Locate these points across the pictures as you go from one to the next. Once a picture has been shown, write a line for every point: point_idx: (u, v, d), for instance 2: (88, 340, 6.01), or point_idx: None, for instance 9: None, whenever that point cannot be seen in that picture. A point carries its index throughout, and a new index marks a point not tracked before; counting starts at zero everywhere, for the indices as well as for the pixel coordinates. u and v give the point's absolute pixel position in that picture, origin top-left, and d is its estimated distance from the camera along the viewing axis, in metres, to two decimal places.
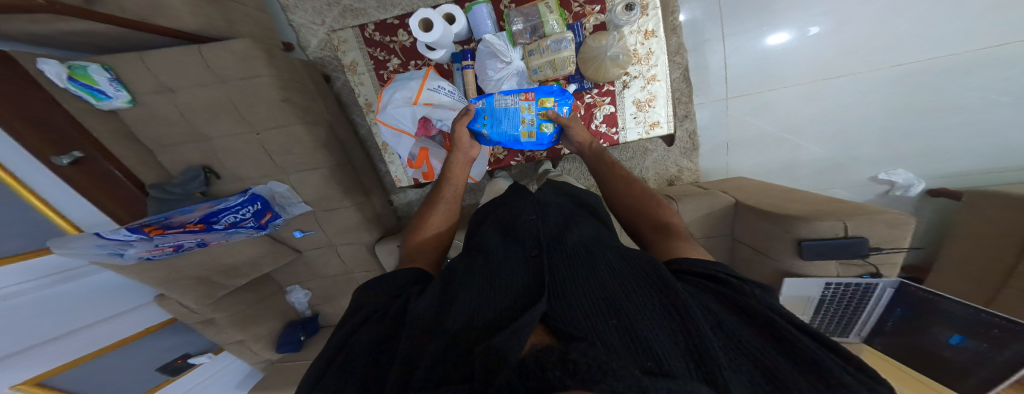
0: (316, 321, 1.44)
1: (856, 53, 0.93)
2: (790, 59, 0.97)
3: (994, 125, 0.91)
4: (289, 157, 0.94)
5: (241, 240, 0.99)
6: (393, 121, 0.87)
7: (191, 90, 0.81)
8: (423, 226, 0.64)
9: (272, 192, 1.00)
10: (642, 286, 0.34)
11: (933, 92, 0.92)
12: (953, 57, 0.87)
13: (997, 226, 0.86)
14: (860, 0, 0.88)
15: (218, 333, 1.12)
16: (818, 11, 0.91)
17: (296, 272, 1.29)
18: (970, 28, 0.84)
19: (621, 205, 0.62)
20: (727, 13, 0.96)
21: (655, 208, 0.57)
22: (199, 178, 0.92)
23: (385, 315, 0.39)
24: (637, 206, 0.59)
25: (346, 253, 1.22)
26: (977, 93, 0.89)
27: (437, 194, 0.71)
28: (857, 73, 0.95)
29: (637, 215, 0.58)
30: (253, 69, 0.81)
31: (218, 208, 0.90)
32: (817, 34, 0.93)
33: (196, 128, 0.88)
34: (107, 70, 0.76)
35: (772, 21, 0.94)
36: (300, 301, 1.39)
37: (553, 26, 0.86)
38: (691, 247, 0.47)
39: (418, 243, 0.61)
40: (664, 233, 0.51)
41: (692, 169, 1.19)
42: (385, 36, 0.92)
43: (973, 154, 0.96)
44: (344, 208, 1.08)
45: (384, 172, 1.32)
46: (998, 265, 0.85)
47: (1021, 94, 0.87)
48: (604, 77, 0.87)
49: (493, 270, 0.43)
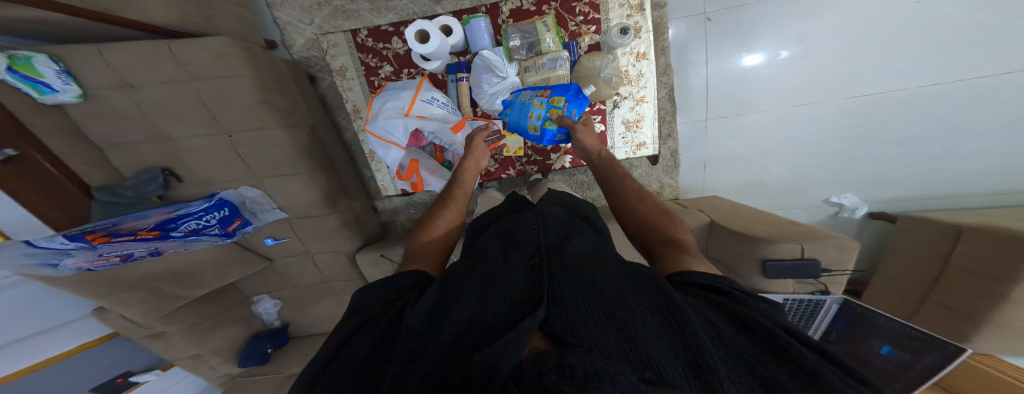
0: (286, 332, 1.35)
1: (821, 80, 1.02)
2: (764, 80, 1.05)
3: (923, 158, 1.05)
4: (265, 161, 0.87)
5: (202, 248, 0.91)
6: (383, 132, 0.84)
7: (157, 87, 0.74)
8: (438, 221, 0.63)
9: (243, 198, 0.93)
10: (642, 297, 0.34)
11: (876, 126, 1.05)
12: (900, 91, 0.99)
13: (921, 248, 0.99)
14: (825, 35, 0.97)
15: (168, 349, 1.02)
16: (788, 36, 0.99)
17: (267, 280, 1.21)
18: (908, 69, 0.96)
19: (630, 218, 0.62)
20: (711, 38, 1.02)
21: (663, 222, 0.57)
22: (156, 180, 0.84)
23: (379, 323, 0.38)
24: (644, 219, 0.59)
25: (323, 261, 1.16)
26: (911, 127, 1.02)
27: (450, 194, 0.69)
28: (818, 102, 1.05)
29: (646, 228, 0.58)
30: (230, 68, 0.75)
31: (179, 213, 0.83)
32: (787, 58, 1.01)
33: (158, 128, 0.79)
34: (55, 61, 0.67)
35: (748, 45, 1.01)
36: (269, 311, 1.30)
37: (550, 43, 0.88)
38: (701, 265, 0.46)
39: (428, 241, 0.59)
40: (669, 247, 0.51)
41: (672, 186, 1.26)
42: (379, 42, 0.90)
43: (902, 184, 1.10)
44: (323, 215, 1.02)
45: (369, 177, 1.26)
46: (920, 283, 0.99)
47: (948, 130, 1.00)
48: (598, 96, 0.91)
49: (492, 277, 0.42)
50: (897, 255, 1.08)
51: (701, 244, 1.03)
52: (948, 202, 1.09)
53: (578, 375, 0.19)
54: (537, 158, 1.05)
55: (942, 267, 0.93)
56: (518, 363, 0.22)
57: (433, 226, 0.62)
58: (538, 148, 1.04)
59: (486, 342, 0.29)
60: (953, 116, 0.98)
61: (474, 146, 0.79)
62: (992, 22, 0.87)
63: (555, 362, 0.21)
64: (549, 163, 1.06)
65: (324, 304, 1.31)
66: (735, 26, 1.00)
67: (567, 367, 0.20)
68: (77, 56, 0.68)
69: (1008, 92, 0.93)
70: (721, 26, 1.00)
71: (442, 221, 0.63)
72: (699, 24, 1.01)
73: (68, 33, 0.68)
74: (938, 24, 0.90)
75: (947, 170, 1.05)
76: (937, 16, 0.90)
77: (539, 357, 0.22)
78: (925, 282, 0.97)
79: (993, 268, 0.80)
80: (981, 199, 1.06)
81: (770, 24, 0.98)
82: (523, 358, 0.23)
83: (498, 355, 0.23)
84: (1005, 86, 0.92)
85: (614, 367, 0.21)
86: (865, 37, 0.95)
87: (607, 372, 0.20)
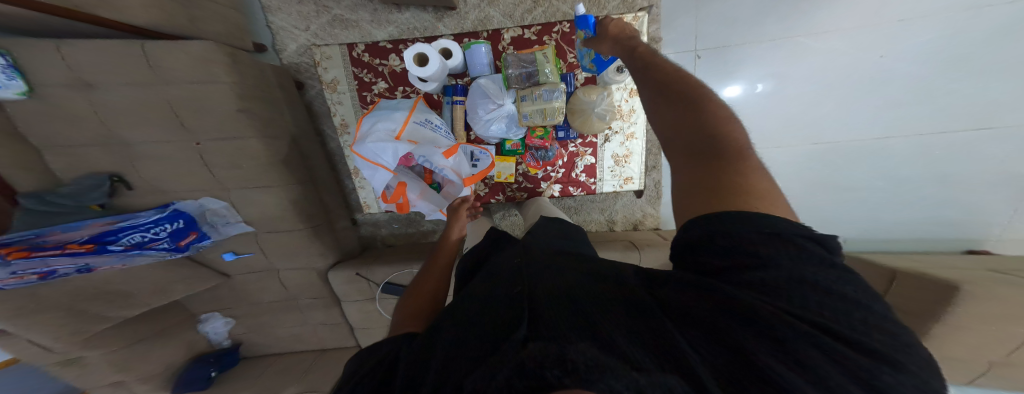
0: (237, 353, 1.22)
1: (794, 126, 0.97)
2: (737, 112, 0.97)
3: (869, 202, 1.05)
4: (235, 172, 0.80)
5: (145, 263, 0.80)
6: (371, 154, 0.81)
7: (125, 89, 0.68)
8: (421, 290, 0.56)
9: (203, 209, 0.84)
10: (621, 291, 0.34)
11: (838, 170, 1.02)
12: (856, 142, 0.97)
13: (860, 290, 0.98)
14: (803, 79, 0.92)
15: (85, 376, 0.87)
16: (761, 72, 0.92)
17: (221, 298, 1.08)
18: (875, 117, 0.93)
19: (664, 116, 0.42)
20: (699, 77, 0.95)
21: (709, 124, 0.38)
22: (100, 188, 0.73)
23: (370, 373, 0.34)
24: (679, 116, 0.40)
25: (290, 278, 1.07)
26: (865, 179, 1.02)
27: (433, 259, 0.67)
28: (790, 145, 1.00)
29: (683, 128, 0.39)
30: (208, 74, 0.70)
31: (121, 225, 0.73)
32: (763, 93, 0.94)
33: (114, 131, 0.71)
34: (2, 55, 0.59)
35: (725, 77, 0.94)
36: (218, 331, 1.16)
37: (547, 75, 0.87)
38: (753, 188, 0.32)
39: (412, 309, 0.51)
40: (703, 161, 0.36)
41: (653, 216, 1.31)
42: (375, 58, 0.91)
43: (857, 223, 1.09)
44: (294, 230, 0.95)
45: (350, 189, 1.20)
46: None
47: (892, 180, 1.00)
48: (589, 129, 0.91)
49: (477, 296, 0.41)
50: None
51: None
52: (906, 244, 1.08)
53: (580, 374, 0.19)
54: (527, 185, 1.05)
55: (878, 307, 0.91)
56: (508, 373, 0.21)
57: (414, 297, 0.55)
58: (530, 176, 1.03)
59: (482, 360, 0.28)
60: (919, 173, 0.98)
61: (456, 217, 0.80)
62: (952, 82, 0.86)
63: (557, 357, 0.20)
64: (539, 191, 1.06)
65: (285, 322, 1.21)
66: (724, 68, 0.93)
67: (570, 361, 0.20)
68: (36, 49, 0.62)
69: (969, 153, 0.92)
70: (711, 65, 0.93)
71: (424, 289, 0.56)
72: (689, 60, 0.94)
73: (20, 22, 0.60)
74: (910, 81, 0.88)
75: (887, 218, 1.06)
76: (901, 74, 0.88)
77: (539, 353, 0.22)
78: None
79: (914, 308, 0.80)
80: (916, 244, 1.08)
81: (756, 62, 0.92)
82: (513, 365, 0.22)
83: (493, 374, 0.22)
84: (967, 145, 0.92)
85: (612, 363, 0.21)
86: (839, 88, 0.92)
87: (610, 370, 0.20)
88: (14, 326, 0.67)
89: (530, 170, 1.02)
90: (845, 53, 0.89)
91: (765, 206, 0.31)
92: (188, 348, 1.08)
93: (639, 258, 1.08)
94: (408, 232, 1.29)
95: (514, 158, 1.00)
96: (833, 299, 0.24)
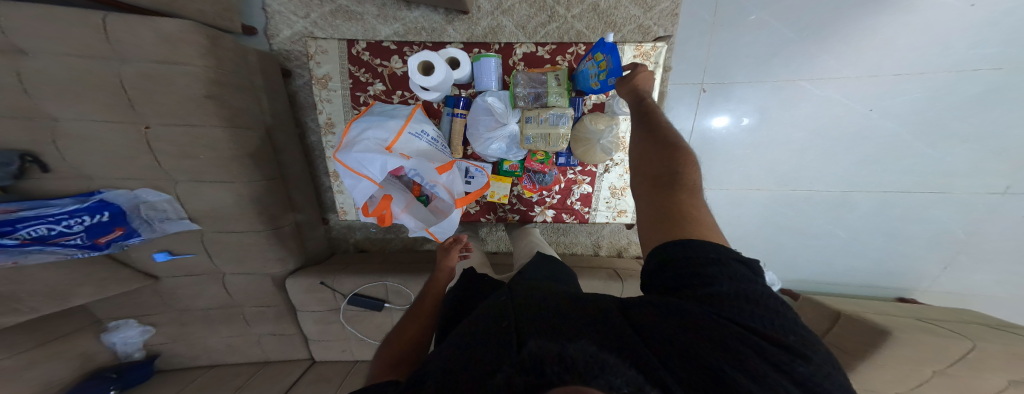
0: (152, 366, 1.02)
1: (775, 171, 1.04)
2: (725, 143, 1.02)
3: (829, 249, 1.14)
4: (188, 162, 0.68)
5: (40, 262, 0.65)
6: (356, 164, 0.72)
7: (64, 60, 0.56)
8: (406, 329, 0.54)
9: (138, 202, 0.71)
10: (596, 319, 0.33)
11: (805, 218, 1.10)
12: (825, 193, 1.06)
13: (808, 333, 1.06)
14: (792, 126, 0.98)
15: None
16: (749, 106, 0.97)
17: (144, 301, 0.91)
18: (847, 170, 1.01)
19: (639, 152, 0.48)
20: (701, 108, 0.99)
21: (676, 161, 0.43)
22: (6, 167, 0.55)
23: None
24: (652, 154, 0.46)
25: (237, 284, 0.92)
26: (829, 228, 1.11)
27: (419, 304, 0.61)
28: (770, 189, 1.07)
29: (646, 158, 0.46)
30: (179, 54, 0.61)
31: (25, 214, 0.58)
32: (746, 127, 1.00)
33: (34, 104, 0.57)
34: None
35: (720, 105, 0.98)
36: (128, 342, 0.96)
37: (556, 98, 0.87)
38: (692, 211, 0.38)
39: (392, 354, 0.48)
40: (665, 190, 0.41)
41: (638, 244, 1.33)
42: (376, 58, 0.85)
43: (811, 269, 1.21)
44: (251, 232, 0.82)
45: (326, 188, 1.09)
46: None
47: (851, 232, 1.11)
48: (591, 159, 0.91)
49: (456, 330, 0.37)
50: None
51: None
52: (850, 289, 1.21)
53: (581, 371, 0.18)
54: (520, 207, 1.02)
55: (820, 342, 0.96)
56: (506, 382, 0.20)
57: (394, 339, 0.52)
58: (524, 198, 1.01)
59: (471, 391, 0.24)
60: (870, 225, 1.09)
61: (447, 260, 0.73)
62: (915, 146, 0.95)
63: (556, 355, 0.20)
64: (532, 214, 1.03)
65: (220, 333, 1.03)
66: (725, 103, 0.98)
67: (568, 359, 0.19)
68: None
69: (918, 213, 1.03)
70: (713, 100, 0.98)
71: (405, 333, 0.53)
72: (694, 93, 0.98)
73: None
74: (883, 139, 0.96)
75: (840, 266, 1.18)
76: (883, 132, 0.95)
77: (540, 352, 0.21)
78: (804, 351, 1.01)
79: (857, 348, 0.85)
80: (861, 289, 1.21)
81: (753, 98, 0.96)
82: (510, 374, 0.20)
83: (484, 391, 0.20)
84: (918, 205, 1.02)
85: (606, 359, 0.21)
86: (824, 136, 0.98)
87: (605, 364, 0.19)
88: None
89: (525, 192, 1.00)
90: (840, 103, 0.94)
91: (710, 236, 0.35)
92: (87, 362, 0.87)
93: (622, 289, 1.07)
94: (384, 238, 1.19)
95: (510, 179, 0.97)
96: (760, 309, 0.27)
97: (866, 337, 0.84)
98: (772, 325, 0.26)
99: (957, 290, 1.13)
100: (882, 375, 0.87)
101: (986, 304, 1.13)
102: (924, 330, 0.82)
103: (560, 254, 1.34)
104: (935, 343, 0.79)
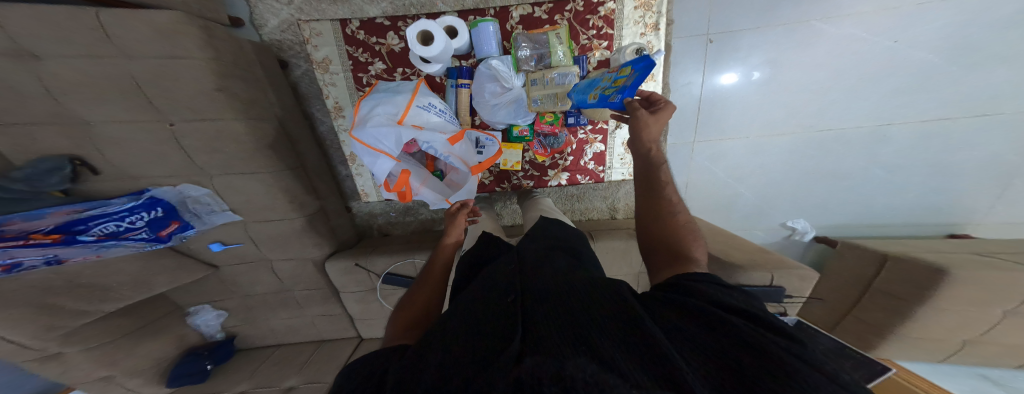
0: (231, 346, 1.18)
1: (797, 114, 1.02)
2: (736, 102, 1.02)
3: (858, 186, 1.13)
4: (217, 156, 0.75)
5: (121, 255, 0.77)
6: (371, 140, 0.75)
7: (76, 62, 0.59)
8: (418, 293, 0.58)
9: (183, 197, 0.79)
10: (606, 310, 0.33)
11: (835, 159, 1.09)
12: (854, 130, 1.03)
13: (850, 273, 1.08)
14: (813, 68, 0.96)
15: (66, 373, 0.82)
16: (761, 58, 0.96)
17: (210, 289, 1.03)
18: (879, 104, 0.98)
19: (646, 211, 0.53)
20: (709, 60, 0.97)
21: (679, 228, 0.49)
22: (61, 171, 0.64)
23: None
24: (659, 216, 0.51)
25: (284, 269, 1.03)
26: (859, 165, 1.09)
27: (428, 271, 0.64)
28: (794, 133, 1.06)
29: (654, 216, 0.52)
30: (180, 48, 0.64)
31: (92, 214, 0.68)
32: (760, 81, 0.99)
33: (64, 109, 0.62)
34: None
35: (727, 63, 0.97)
36: (209, 324, 1.11)
37: (560, 56, 0.85)
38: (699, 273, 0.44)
39: (407, 320, 0.51)
40: (675, 254, 0.46)
41: None
42: (371, 37, 0.86)
43: (841, 210, 1.19)
44: (287, 219, 0.91)
45: (344, 176, 1.16)
46: (842, 305, 1.10)
47: (889, 168, 1.08)
48: (599, 116, 0.87)
49: (464, 315, 0.39)
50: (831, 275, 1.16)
51: None
52: (890, 229, 1.20)
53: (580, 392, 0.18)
54: (534, 173, 1.02)
55: (866, 289, 1.02)
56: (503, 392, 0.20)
57: (406, 308, 0.55)
58: (537, 164, 1.00)
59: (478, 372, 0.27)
60: (907, 159, 1.06)
61: (453, 224, 0.76)
62: (952, 72, 0.91)
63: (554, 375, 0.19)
64: (546, 179, 1.03)
65: (281, 314, 1.17)
66: (735, 54, 0.96)
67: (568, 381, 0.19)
68: None
69: (959, 139, 0.99)
70: (721, 51, 0.96)
71: (415, 299, 0.56)
72: (701, 45, 0.96)
73: None
74: (911, 70, 0.92)
75: (880, 204, 1.16)
76: (918, 63, 0.91)
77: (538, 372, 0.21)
78: (850, 299, 1.07)
79: (911, 291, 0.90)
80: (900, 228, 1.19)
81: (763, 49, 0.95)
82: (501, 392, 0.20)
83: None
84: (956, 131, 0.99)
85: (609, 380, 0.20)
86: (846, 73, 0.95)
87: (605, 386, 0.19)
88: None
89: (537, 157, 0.99)
90: (862, 39, 0.91)
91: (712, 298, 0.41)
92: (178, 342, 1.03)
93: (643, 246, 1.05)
94: (405, 221, 1.25)
95: (521, 145, 0.96)
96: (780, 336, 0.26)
97: (923, 278, 0.87)
98: (805, 362, 0.23)
99: (993, 207, 1.10)
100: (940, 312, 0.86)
101: (1022, 217, 1.11)
102: (979, 263, 0.85)
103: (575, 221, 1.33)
104: (1000, 279, 0.82)
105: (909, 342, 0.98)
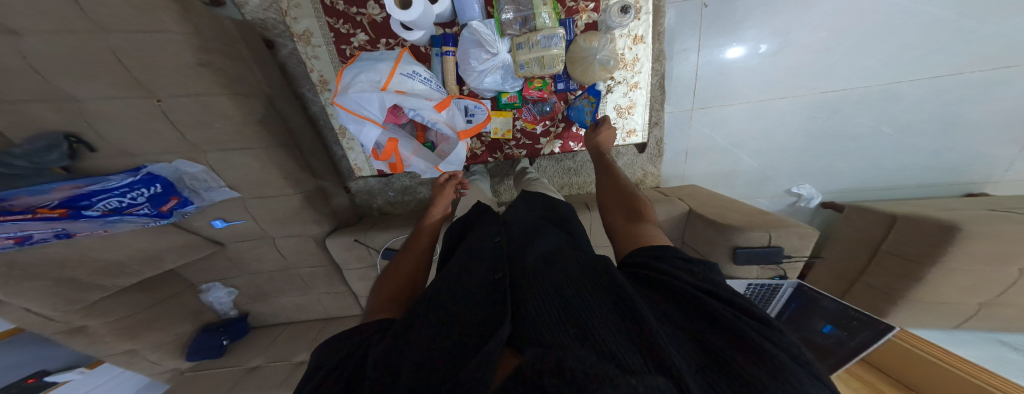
0: (245, 323, 1.23)
1: (797, 78, 1.02)
2: (739, 73, 1.03)
3: (864, 147, 1.11)
4: (208, 132, 0.76)
5: (128, 230, 0.80)
6: (356, 106, 0.75)
7: (53, 37, 0.58)
8: (401, 263, 0.60)
9: (180, 173, 0.81)
10: (595, 288, 0.34)
11: (837, 121, 1.08)
12: (860, 89, 1.02)
13: (860, 234, 1.05)
14: (814, 28, 0.95)
15: (90, 345, 0.88)
16: (765, 30, 0.97)
17: (218, 267, 1.06)
18: (881, 65, 0.98)
19: (608, 197, 0.64)
20: (705, 25, 0.98)
21: (636, 202, 0.58)
22: (58, 149, 0.66)
23: (336, 374, 0.32)
24: (621, 199, 0.61)
25: (287, 246, 1.05)
26: (865, 125, 1.07)
27: (415, 236, 0.69)
28: (796, 95, 1.05)
29: (619, 201, 0.61)
30: (156, 21, 0.63)
31: (92, 189, 0.69)
32: (764, 53, 1.00)
33: (52, 87, 0.63)
34: None
35: (728, 35, 0.99)
36: (221, 301, 1.16)
37: (545, 19, 0.80)
38: (656, 232, 0.51)
39: (389, 291, 0.53)
40: (635, 221, 0.54)
41: (656, 174, 1.24)
42: (351, 7, 0.82)
43: (848, 173, 1.16)
44: (284, 196, 0.93)
45: (340, 156, 1.16)
46: (852, 268, 1.07)
47: (898, 126, 1.06)
48: (591, 79, 0.86)
49: (457, 298, 0.41)
50: (840, 238, 1.13)
51: (679, 232, 1.03)
52: (901, 191, 1.17)
53: (578, 381, 0.18)
54: (526, 142, 0.98)
55: (874, 252, 1.00)
56: (505, 384, 0.21)
57: (388, 279, 0.56)
58: (528, 132, 0.97)
59: (473, 356, 0.29)
60: (921, 116, 1.03)
61: (440, 195, 0.79)
62: (964, 23, 0.89)
63: (552, 365, 0.21)
64: (538, 148, 1.00)
65: (289, 293, 1.20)
66: (729, 17, 0.97)
67: (567, 371, 0.20)
68: None
69: (978, 93, 0.97)
70: (717, 14, 0.96)
71: (398, 272, 0.57)
72: (695, 9, 0.96)
73: None
74: (918, 23, 0.91)
75: (890, 166, 1.13)
76: (925, 16, 0.90)
77: (534, 364, 0.22)
78: (859, 262, 1.04)
79: (919, 251, 0.86)
80: (915, 190, 1.16)
81: (764, 16, 0.96)
82: (502, 385, 0.21)
83: (477, 385, 0.22)
84: (974, 86, 0.96)
85: (606, 368, 0.21)
86: (846, 33, 0.95)
87: (602, 373, 0.20)
88: (7, 293, 0.69)
89: (527, 125, 0.96)
90: None
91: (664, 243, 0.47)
92: (193, 316, 1.08)
93: None
94: (404, 200, 1.27)
95: (511, 112, 0.94)
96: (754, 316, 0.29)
97: (933, 237, 0.83)
98: (780, 351, 0.24)
99: (1015, 163, 1.06)
100: (956, 268, 0.84)
101: None
102: (999, 218, 0.81)
103: (573, 194, 1.32)
104: (1013, 233, 0.78)
105: (924, 307, 0.95)
